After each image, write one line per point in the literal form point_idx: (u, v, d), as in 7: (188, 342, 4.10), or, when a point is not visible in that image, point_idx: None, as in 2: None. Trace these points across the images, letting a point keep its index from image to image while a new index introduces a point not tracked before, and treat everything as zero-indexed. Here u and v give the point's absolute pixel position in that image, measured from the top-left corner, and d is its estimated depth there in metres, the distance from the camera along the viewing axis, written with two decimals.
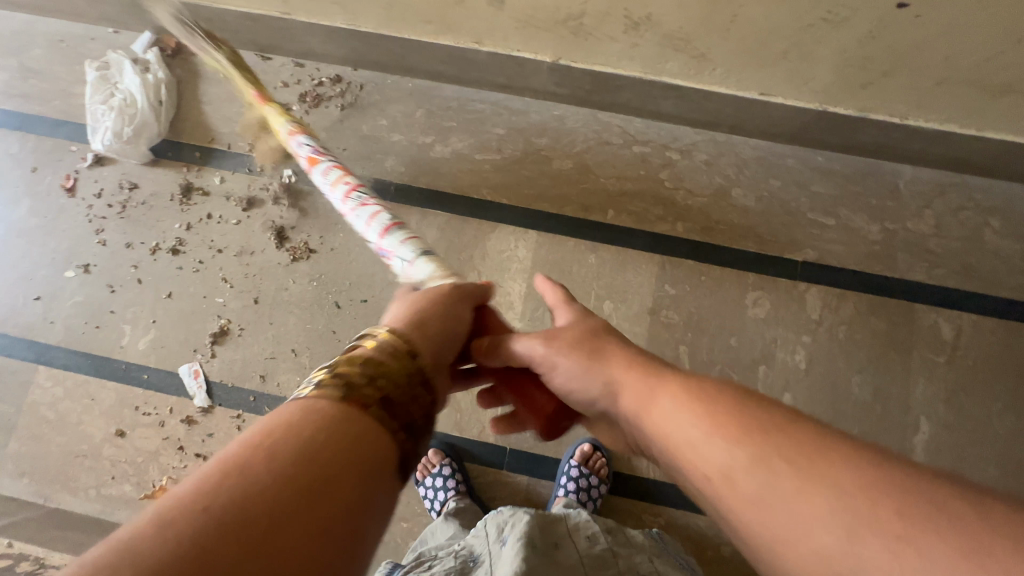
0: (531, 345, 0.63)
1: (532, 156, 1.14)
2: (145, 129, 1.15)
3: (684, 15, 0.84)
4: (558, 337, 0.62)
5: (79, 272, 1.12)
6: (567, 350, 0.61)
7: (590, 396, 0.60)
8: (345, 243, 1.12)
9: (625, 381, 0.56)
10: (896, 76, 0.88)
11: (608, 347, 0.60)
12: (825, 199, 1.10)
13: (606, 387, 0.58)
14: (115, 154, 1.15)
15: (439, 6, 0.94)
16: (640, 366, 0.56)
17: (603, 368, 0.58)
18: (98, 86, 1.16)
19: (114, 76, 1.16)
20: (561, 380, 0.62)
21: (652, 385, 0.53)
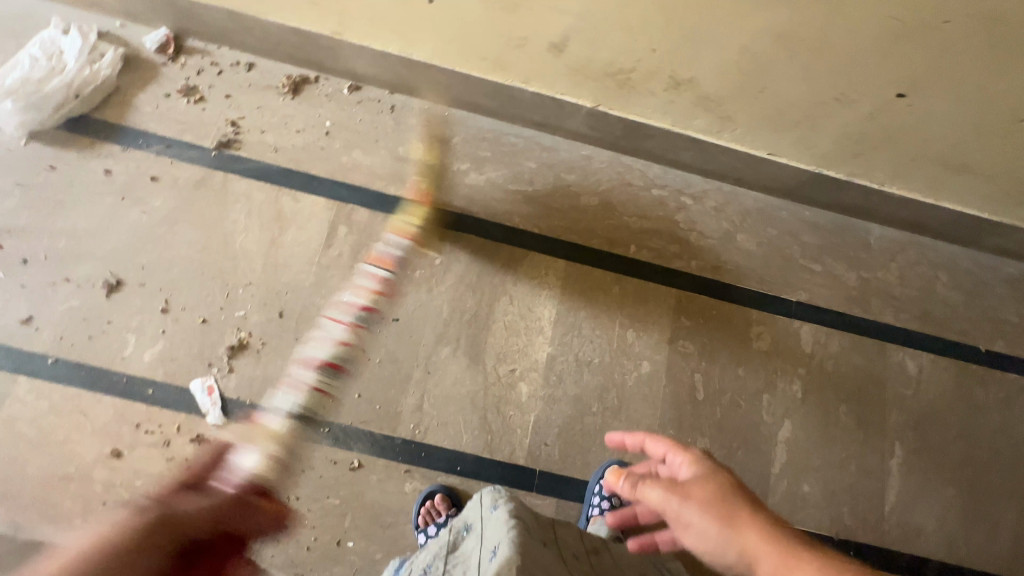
0: (664, 499, 0.63)
1: (561, 190, 1.21)
2: (34, 106, 1.08)
3: (722, 82, 0.96)
4: (694, 494, 0.62)
5: (74, 275, 1.03)
6: (703, 512, 0.61)
7: (723, 560, 0.61)
8: (376, 262, 1.11)
9: (760, 553, 0.58)
10: (883, 151, 1.05)
11: (739, 515, 0.61)
12: (814, 248, 1.25)
13: (737, 554, 0.60)
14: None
15: (498, 47, 1.01)
16: (772, 537, 0.59)
17: (739, 538, 0.59)
18: (38, 50, 1.11)
19: (59, 52, 1.12)
20: (691, 540, 0.62)
21: (792, 564, 0.56)
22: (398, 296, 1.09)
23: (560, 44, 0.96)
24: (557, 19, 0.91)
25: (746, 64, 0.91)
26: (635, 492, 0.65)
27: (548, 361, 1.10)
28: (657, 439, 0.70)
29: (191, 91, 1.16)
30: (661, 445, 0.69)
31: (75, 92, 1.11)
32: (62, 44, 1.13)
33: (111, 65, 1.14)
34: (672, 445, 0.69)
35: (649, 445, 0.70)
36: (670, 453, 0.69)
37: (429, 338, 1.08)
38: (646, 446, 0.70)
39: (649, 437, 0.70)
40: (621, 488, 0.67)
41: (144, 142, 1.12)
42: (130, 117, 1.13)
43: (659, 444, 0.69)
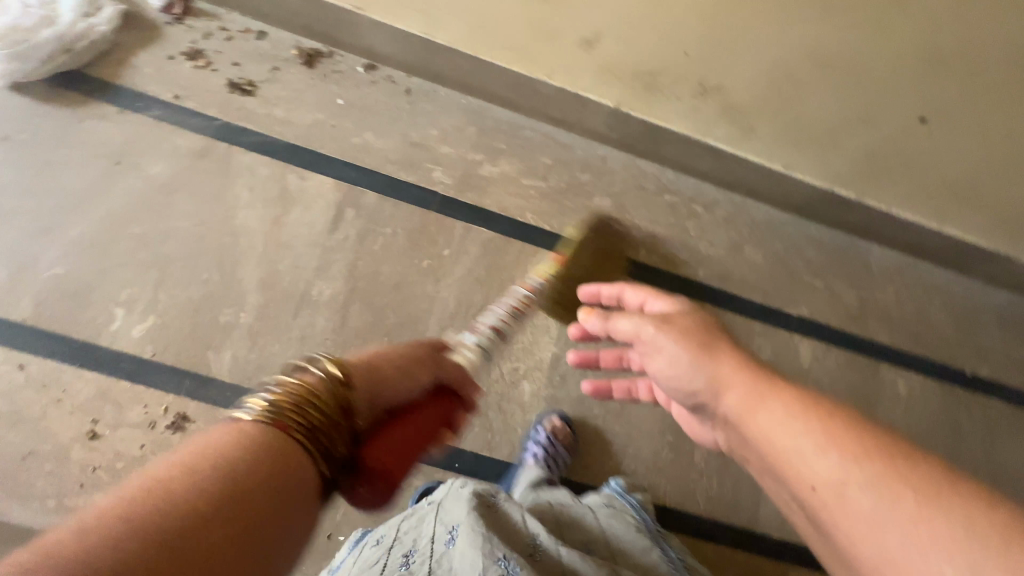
0: (638, 326, 0.65)
1: (575, 189, 1.19)
2: (19, 57, 0.99)
3: (749, 90, 0.96)
4: (671, 323, 0.64)
5: (61, 240, 0.96)
6: (679, 337, 0.62)
7: (691, 389, 0.61)
8: (383, 249, 1.07)
9: (731, 381, 0.57)
10: (894, 172, 1.07)
11: (715, 346, 0.60)
12: (817, 265, 1.27)
13: (707, 382, 0.59)
14: None
15: (527, 37, 1.00)
16: (748, 370, 0.57)
17: (711, 363, 0.59)
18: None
19: (55, 5, 1.03)
20: (661, 364, 0.64)
21: (763, 392, 0.53)
22: (404, 285, 1.06)
23: (592, 38, 0.95)
24: (593, 13, 0.91)
25: (775, 74, 0.91)
26: (607, 325, 0.68)
27: (552, 362, 1.08)
28: (636, 288, 0.74)
29: (197, 56, 1.10)
30: (639, 293, 0.74)
31: (66, 46, 1.02)
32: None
33: (110, 24, 1.06)
34: (652, 291, 0.72)
35: (628, 294, 0.75)
36: (648, 299, 0.73)
37: (433, 330, 1.05)
38: (625, 294, 0.76)
39: (628, 288, 0.75)
40: (592, 324, 0.69)
41: (143, 105, 1.06)
42: (130, 78, 1.06)
43: (638, 293, 0.74)
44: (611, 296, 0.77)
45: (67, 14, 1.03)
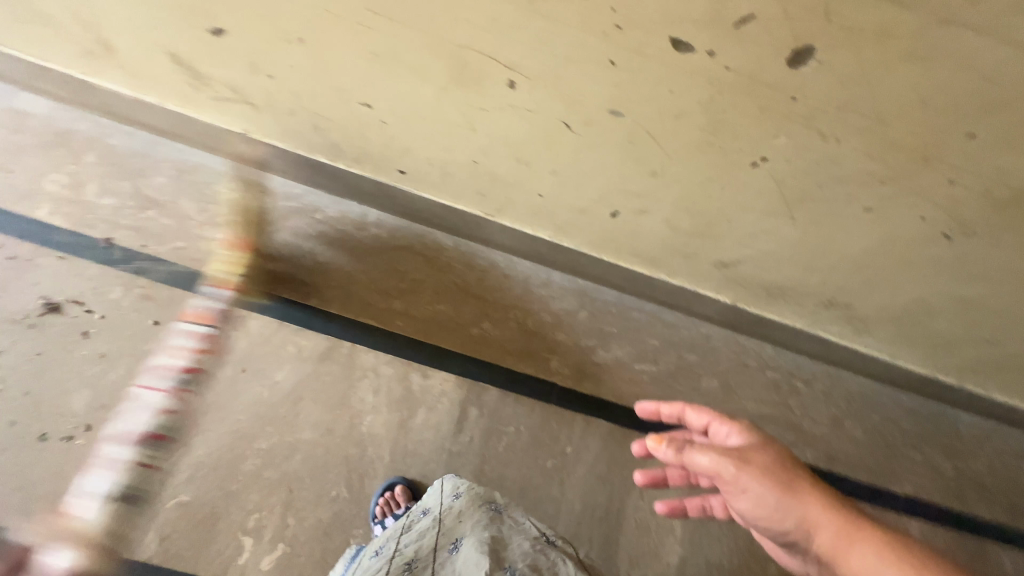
0: (718, 463, 0.60)
1: (683, 370, 1.20)
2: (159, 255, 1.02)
3: (879, 310, 0.99)
4: (752, 458, 0.61)
5: (187, 462, 0.92)
6: (760, 478, 0.60)
7: (777, 527, 0.61)
8: (507, 449, 1.05)
9: (823, 522, 0.58)
10: (1002, 370, 1.11)
11: (799, 481, 0.60)
12: (915, 437, 1.28)
13: (798, 521, 0.59)
14: (72, 261, 0.98)
15: (662, 253, 1.00)
16: (836, 507, 0.59)
17: (800, 504, 0.59)
18: (140, 190, 1.06)
19: (152, 188, 1.06)
20: (745, 504, 0.61)
21: (866, 533, 0.56)
22: (530, 489, 1.03)
23: (729, 263, 0.97)
24: (740, 250, 0.91)
25: (911, 307, 0.94)
26: (682, 457, 0.62)
27: (680, 565, 1.05)
28: (699, 410, 0.69)
29: (316, 248, 1.10)
30: (704, 416, 0.68)
31: (190, 234, 1.05)
32: (160, 182, 1.07)
33: (213, 196, 1.09)
34: (717, 415, 0.67)
35: (691, 416, 0.69)
36: (713, 423, 0.67)
37: (563, 538, 1.02)
38: (687, 416, 0.69)
39: (691, 408, 0.69)
40: (664, 454, 0.63)
41: (267, 306, 1.04)
42: (254, 276, 1.05)
43: (701, 415, 0.68)
44: (670, 415, 0.71)
45: (180, 199, 1.07)
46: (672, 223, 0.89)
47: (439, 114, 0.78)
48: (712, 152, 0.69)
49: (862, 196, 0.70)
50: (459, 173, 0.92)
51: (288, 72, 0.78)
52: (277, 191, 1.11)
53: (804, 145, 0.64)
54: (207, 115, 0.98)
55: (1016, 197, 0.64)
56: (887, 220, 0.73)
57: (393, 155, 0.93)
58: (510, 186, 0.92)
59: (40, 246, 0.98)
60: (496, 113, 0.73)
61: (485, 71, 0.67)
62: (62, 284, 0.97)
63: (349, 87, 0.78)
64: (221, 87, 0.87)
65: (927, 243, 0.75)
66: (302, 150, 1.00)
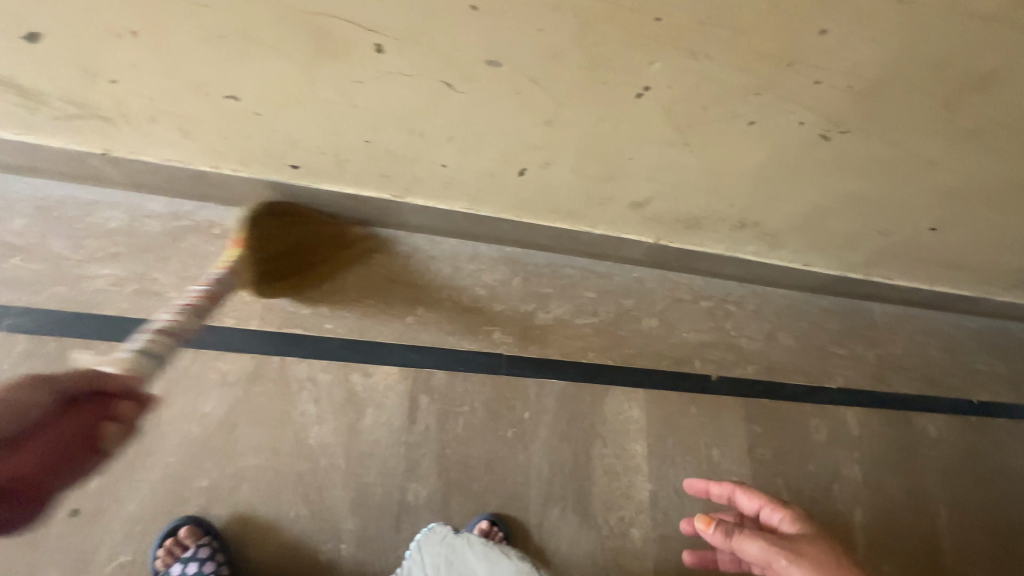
0: (765, 551, 0.69)
1: (624, 316, 1.23)
2: (38, 304, 0.91)
3: (787, 223, 1.04)
4: (802, 553, 0.68)
5: (118, 521, 0.85)
6: (812, 570, 0.66)
7: None
8: (465, 429, 1.04)
9: None
10: (902, 260, 1.21)
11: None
12: (839, 334, 1.38)
13: None
14: None
15: (579, 204, 1.00)
16: None
17: None
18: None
19: (10, 233, 0.94)
20: None
21: None
22: (495, 462, 1.03)
23: (642, 202, 0.98)
24: (649, 187, 0.93)
25: (812, 213, 1.00)
26: (732, 541, 0.71)
27: (651, 499, 1.09)
28: (750, 493, 0.79)
29: (221, 266, 1.02)
30: (755, 500, 0.78)
31: (69, 277, 0.94)
32: (20, 225, 0.94)
33: (87, 230, 0.97)
34: (768, 500, 0.77)
35: (741, 499, 0.80)
36: (765, 508, 0.78)
37: (536, 501, 1.03)
38: (737, 498, 0.80)
39: (741, 491, 0.80)
40: (712, 534, 0.73)
41: (178, 337, 0.96)
42: (155, 308, 0.96)
43: (752, 498, 0.79)
44: (721, 495, 0.82)
45: (49, 240, 0.95)
46: (580, 171, 0.88)
47: (317, 96, 0.73)
48: (598, 91, 0.69)
49: (744, 110, 0.72)
50: (355, 157, 0.87)
51: (132, 73, 0.70)
52: (164, 212, 1.02)
53: (680, 69, 0.64)
54: (55, 139, 0.86)
55: (875, 89, 0.68)
56: (771, 132, 0.76)
57: (279, 150, 0.86)
58: (412, 161, 0.88)
59: None
60: (373, 84, 0.69)
61: (349, 39, 0.62)
62: None
63: (207, 79, 0.70)
64: (61, 103, 0.77)
65: (810, 147, 0.79)
66: (178, 162, 0.91)
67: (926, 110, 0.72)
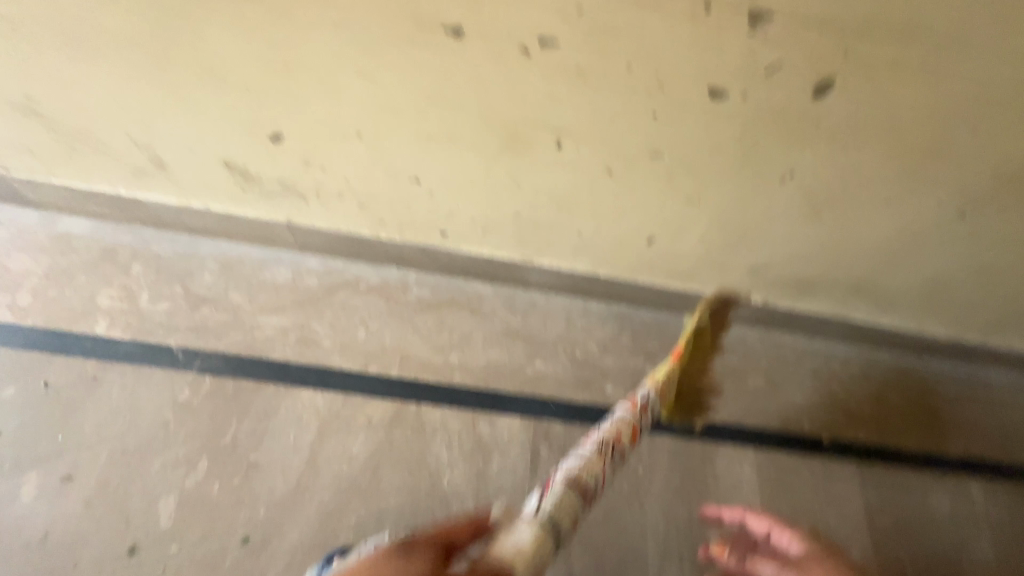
0: None
1: (729, 374, 1.25)
2: (220, 349, 1.05)
3: (905, 288, 1.06)
4: None
5: (282, 550, 0.93)
6: None
7: None
8: (584, 480, 1.08)
9: None
10: (1021, 323, 1.19)
11: None
12: (953, 399, 1.34)
13: None
14: (138, 372, 1.00)
15: (696, 268, 1.06)
16: None
17: None
18: (191, 291, 1.09)
19: (200, 286, 1.10)
20: None
21: None
22: (613, 515, 1.06)
23: (760, 267, 1.04)
24: (770, 255, 0.98)
25: (933, 279, 1.02)
26: None
27: None
28: None
29: (366, 317, 1.14)
30: None
31: (244, 325, 1.08)
32: (209, 280, 1.11)
33: (260, 285, 1.12)
34: None
35: None
36: None
37: (654, 558, 1.04)
38: None
39: None
40: None
41: (331, 381, 1.07)
42: (313, 354, 1.09)
43: None
44: None
45: (231, 293, 1.10)
46: (707, 240, 0.95)
47: (488, 179, 0.85)
48: (746, 176, 0.77)
49: (884, 191, 0.77)
50: (501, 226, 0.98)
51: (341, 162, 0.84)
52: (320, 269, 1.16)
53: (829, 158, 0.72)
54: (251, 210, 1.03)
55: (1019, 174, 0.72)
56: (907, 209, 0.81)
57: (437, 219, 0.99)
58: (553, 230, 0.98)
59: (106, 361, 1.00)
60: (543, 170, 0.81)
61: (534, 137, 0.74)
62: (131, 394, 0.99)
63: (401, 166, 0.84)
64: (271, 183, 0.93)
65: (944, 223, 0.83)
66: (346, 228, 1.05)
67: None
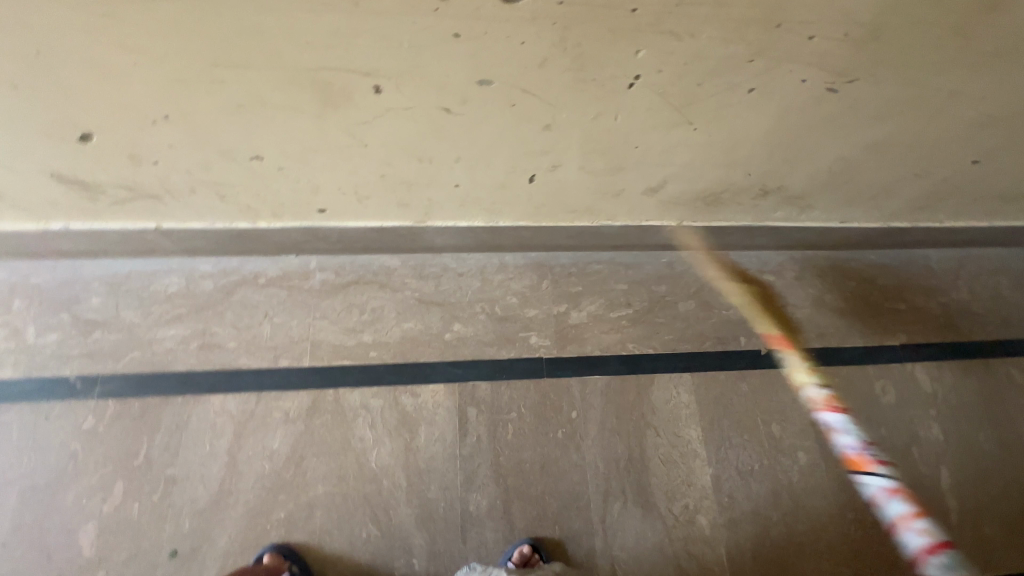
0: None
1: (658, 303, 1.22)
2: (119, 370, 1.02)
3: (811, 183, 1.01)
4: None
5: (212, 557, 0.92)
6: None
7: None
8: (516, 435, 1.06)
9: None
10: (945, 200, 1.15)
11: None
12: (892, 289, 1.31)
13: None
14: (36, 408, 0.97)
15: (593, 200, 1.01)
16: None
17: None
18: (78, 316, 1.04)
19: (89, 310, 1.05)
20: None
21: None
22: (550, 464, 1.04)
23: (656, 188, 0.98)
24: (659, 172, 0.93)
25: (836, 168, 0.97)
26: None
27: (714, 483, 1.06)
28: None
29: (269, 312, 1.10)
30: None
31: (142, 342, 1.04)
32: (96, 302, 1.06)
33: (152, 298, 1.08)
34: None
35: None
36: None
37: (596, 499, 1.03)
38: None
39: None
40: None
41: (242, 382, 1.04)
42: (218, 358, 1.05)
43: None
44: None
45: (123, 310, 1.06)
46: (587, 168, 0.90)
47: (330, 142, 0.79)
48: (588, 88, 0.72)
49: (738, 79, 0.73)
50: (372, 191, 0.92)
51: (170, 152, 0.79)
52: (214, 271, 1.11)
53: (664, 51, 0.67)
54: (114, 222, 0.97)
55: (868, 32, 0.68)
56: (772, 94, 0.76)
57: (304, 198, 0.93)
58: (428, 186, 0.91)
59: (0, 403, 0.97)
60: (380, 122, 0.75)
61: (351, 85, 0.69)
62: (32, 432, 0.96)
63: (233, 145, 0.78)
64: (114, 189, 0.87)
65: (817, 103, 0.79)
66: (221, 224, 0.99)
67: (927, 40, 0.71)
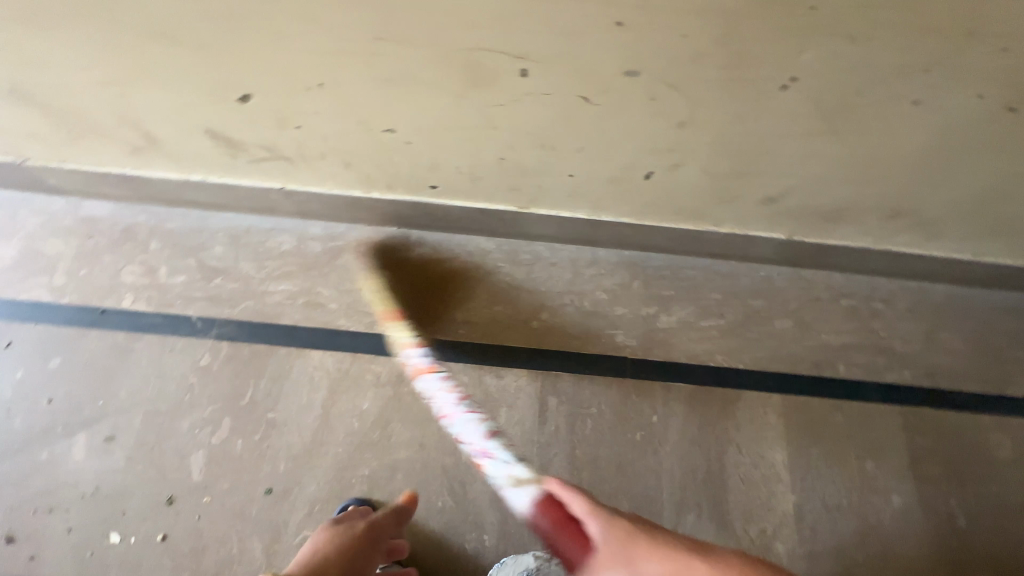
0: None
1: (753, 317, 1.17)
2: (234, 317, 1.10)
3: (951, 209, 0.93)
4: None
5: (302, 500, 0.98)
6: None
7: None
8: (594, 430, 1.05)
9: None
10: None
11: None
12: (1020, 335, 1.18)
13: None
14: (162, 341, 1.08)
15: (705, 204, 0.97)
16: None
17: None
18: (203, 263, 1.14)
19: (212, 258, 1.14)
20: None
21: None
22: (625, 465, 1.03)
23: (776, 198, 0.93)
24: (785, 182, 0.88)
25: (985, 195, 0.89)
26: None
27: (796, 511, 1.01)
28: None
29: (369, 279, 1.15)
30: None
31: (255, 293, 1.12)
32: (219, 252, 1.15)
33: (266, 253, 1.15)
34: None
35: None
36: None
37: (670, 507, 1.01)
38: None
39: None
40: None
41: (340, 342, 1.10)
42: (320, 316, 1.11)
43: None
44: None
45: (241, 262, 1.14)
46: (709, 170, 0.87)
47: (463, 121, 0.80)
48: (737, 87, 0.69)
49: (904, 89, 0.68)
50: (487, 173, 0.94)
51: (314, 118, 0.83)
52: (322, 234, 1.18)
53: (831, 53, 0.64)
54: (246, 180, 1.04)
55: None
56: (937, 107, 0.71)
57: (422, 173, 0.96)
58: (543, 173, 0.92)
59: (133, 331, 1.08)
60: (516, 106, 0.76)
61: (499, 67, 0.70)
62: (158, 362, 1.06)
63: (371, 116, 0.82)
64: (255, 148, 0.93)
65: (987, 122, 0.72)
66: (339, 191, 1.04)
67: None
